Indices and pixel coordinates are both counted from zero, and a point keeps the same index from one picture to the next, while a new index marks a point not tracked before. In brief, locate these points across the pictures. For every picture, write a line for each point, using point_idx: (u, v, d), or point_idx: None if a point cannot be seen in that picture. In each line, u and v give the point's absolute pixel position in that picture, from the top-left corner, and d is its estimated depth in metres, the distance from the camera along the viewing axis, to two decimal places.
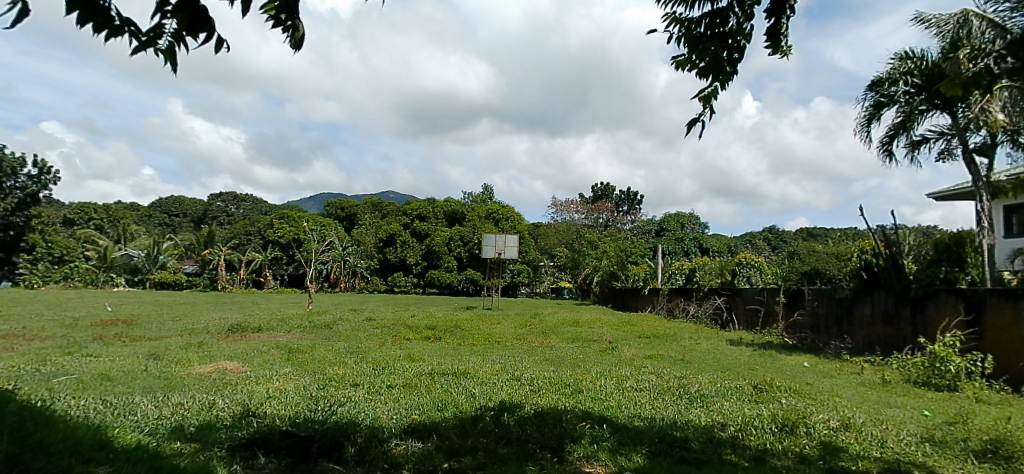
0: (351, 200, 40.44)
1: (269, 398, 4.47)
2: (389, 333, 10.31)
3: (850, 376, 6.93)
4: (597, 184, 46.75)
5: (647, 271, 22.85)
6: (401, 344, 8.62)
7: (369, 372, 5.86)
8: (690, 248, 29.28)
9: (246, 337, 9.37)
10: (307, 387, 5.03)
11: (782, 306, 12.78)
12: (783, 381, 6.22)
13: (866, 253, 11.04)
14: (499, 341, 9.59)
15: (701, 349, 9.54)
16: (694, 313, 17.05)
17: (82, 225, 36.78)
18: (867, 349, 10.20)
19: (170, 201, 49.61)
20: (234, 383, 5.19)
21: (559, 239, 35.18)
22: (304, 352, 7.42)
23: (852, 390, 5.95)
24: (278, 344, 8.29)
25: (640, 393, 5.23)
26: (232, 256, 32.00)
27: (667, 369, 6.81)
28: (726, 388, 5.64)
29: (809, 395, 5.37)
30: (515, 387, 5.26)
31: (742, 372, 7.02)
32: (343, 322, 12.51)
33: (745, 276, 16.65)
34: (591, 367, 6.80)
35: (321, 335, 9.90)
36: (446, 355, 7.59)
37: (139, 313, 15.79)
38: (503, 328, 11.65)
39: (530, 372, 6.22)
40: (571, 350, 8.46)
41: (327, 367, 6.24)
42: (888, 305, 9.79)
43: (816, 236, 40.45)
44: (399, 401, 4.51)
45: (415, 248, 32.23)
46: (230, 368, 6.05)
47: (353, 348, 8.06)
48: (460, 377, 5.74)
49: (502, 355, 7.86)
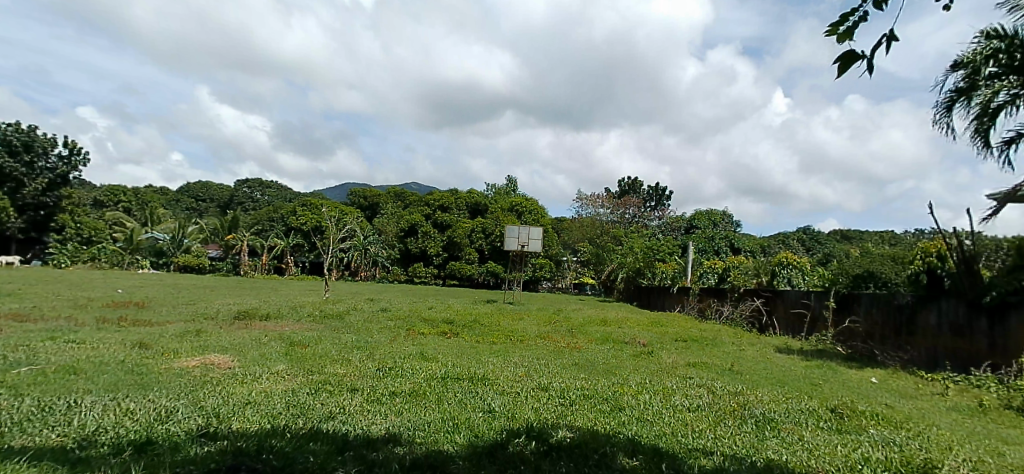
0: (374, 189, 39.90)
1: (248, 406, 3.67)
2: (403, 327, 9.49)
3: (935, 400, 5.97)
4: (625, 179, 45.55)
5: (676, 269, 21.75)
6: (415, 340, 7.84)
7: (375, 375, 5.03)
8: (720, 247, 28.01)
9: (250, 326, 8.61)
10: (297, 390, 4.22)
11: (831, 311, 11.65)
12: (860, 402, 5.29)
13: (928, 255, 9.77)
14: (521, 340, 8.72)
15: (749, 357, 8.55)
16: (729, 315, 15.99)
17: (111, 207, 36.88)
18: (932, 363, 9.14)
19: (197, 187, 49.75)
20: (213, 382, 4.37)
21: (583, 233, 34.11)
22: (305, 346, 6.61)
23: (949, 419, 4.99)
24: (283, 335, 7.53)
25: (695, 413, 4.36)
26: (255, 241, 31.68)
27: (718, 382, 5.90)
28: (798, 411, 4.73)
29: (903, 426, 4.45)
30: (543, 400, 4.41)
31: (804, 389, 6.09)
32: (358, 313, 11.76)
33: (785, 277, 15.51)
34: (629, 376, 5.90)
35: (330, 326, 9.13)
36: (463, 355, 6.77)
37: (154, 296, 15.24)
38: (527, 325, 10.78)
39: (560, 379, 5.36)
40: (603, 354, 7.55)
41: (329, 365, 5.41)
42: (958, 314, 8.75)
43: (852, 239, 38.56)
44: (403, 415, 3.68)
45: (436, 239, 31.45)
46: (219, 362, 5.21)
47: (361, 343, 7.25)
48: (479, 384, 4.91)
49: (525, 356, 6.98)
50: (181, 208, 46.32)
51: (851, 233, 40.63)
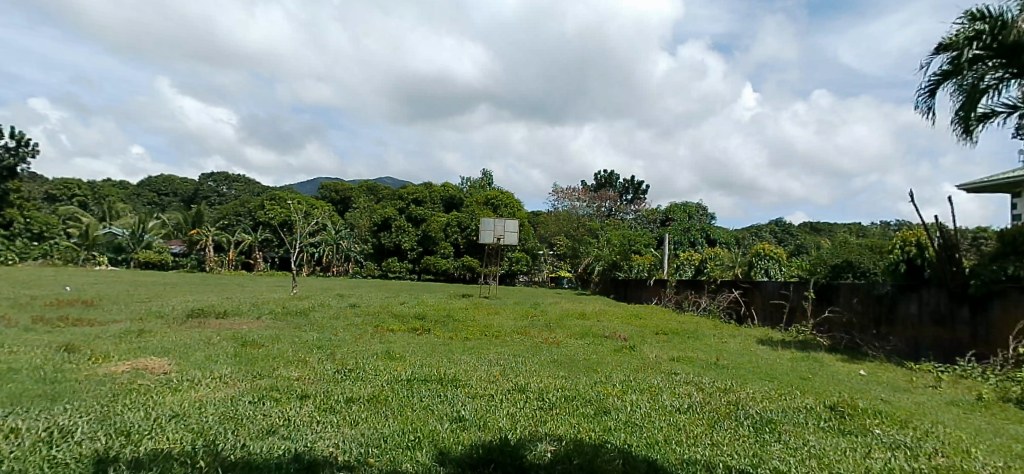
0: (344, 183, 38.94)
1: (173, 419, 3.11)
2: (371, 324, 8.94)
3: (931, 393, 5.68)
4: (600, 172, 45.40)
5: (654, 261, 21.52)
6: (382, 338, 7.30)
7: (332, 378, 4.49)
8: (696, 239, 27.96)
9: (205, 324, 7.98)
10: (238, 397, 3.68)
11: (810, 302, 11.44)
12: (858, 398, 4.94)
13: (907, 244, 9.57)
14: (497, 336, 8.25)
15: (733, 350, 8.23)
16: (706, 307, 15.78)
17: (65, 202, 35.21)
18: (915, 353, 8.94)
19: (158, 180, 47.90)
20: (139, 391, 3.78)
21: (559, 227, 33.80)
22: (260, 347, 6.02)
23: (951, 415, 4.66)
24: (237, 334, 6.92)
25: (687, 414, 3.95)
26: (220, 236, 30.58)
27: (704, 378, 5.53)
28: (796, 410, 4.35)
29: (909, 424, 4.11)
30: (520, 404, 3.95)
31: (796, 384, 5.74)
32: (323, 309, 11.14)
33: (762, 268, 15.31)
34: (613, 373, 5.46)
35: (291, 324, 8.54)
36: (432, 353, 6.27)
37: (105, 294, 14.28)
38: (504, 320, 10.28)
39: (538, 379, 4.91)
40: (584, 349, 7.11)
41: (281, 368, 4.86)
42: (939, 303, 8.55)
43: (823, 231, 39.03)
44: (358, 426, 3.17)
45: (410, 233, 30.73)
46: (152, 367, 4.61)
47: (322, 342, 6.69)
48: (448, 387, 4.41)
49: (500, 354, 6.49)
50: (141, 202, 44.64)
51: (820, 225, 41.16)
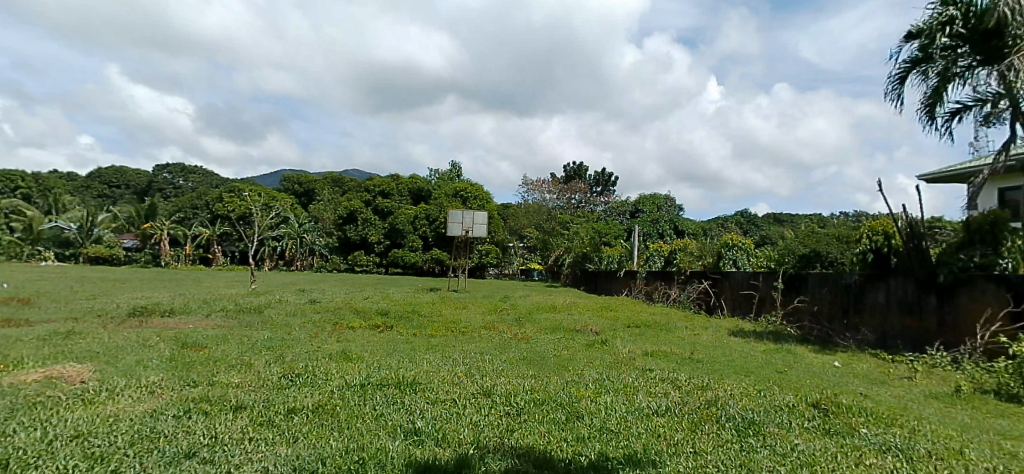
0: (308, 175, 37.86)
1: (74, 442, 2.69)
2: (331, 320, 8.48)
3: (909, 386, 5.52)
4: (570, 163, 45.28)
5: (623, 253, 21.41)
6: (341, 337, 6.86)
7: (277, 385, 4.05)
8: (664, 230, 28.02)
9: (147, 324, 7.41)
10: (162, 410, 3.24)
11: (780, 292, 11.37)
12: (839, 394, 4.71)
13: (875, 234, 9.55)
14: (464, 332, 7.88)
15: (706, 343, 8.03)
16: (676, 298, 15.69)
17: (7, 194, 33.31)
18: (882, 342, 8.87)
19: (109, 171, 45.78)
20: (46, 406, 3.30)
21: (529, 218, 33.51)
22: (202, 349, 5.50)
23: (932, 410, 4.47)
24: (181, 335, 6.39)
25: (665, 417, 3.64)
26: (176, 230, 29.43)
27: (680, 374, 5.27)
28: (777, 408, 4.10)
29: (896, 422, 3.89)
30: (484, 410, 3.59)
31: (772, 378, 5.53)
32: (280, 305, 10.57)
33: (731, 258, 15.24)
34: (584, 371, 5.14)
35: (243, 322, 8.00)
36: (394, 353, 5.86)
37: (46, 291, 13.40)
38: (471, 315, 9.92)
39: (506, 380, 4.55)
40: (554, 345, 6.79)
41: (219, 373, 4.39)
42: (906, 291, 8.47)
43: (787, 222, 39.76)
44: (296, 444, 2.78)
45: (377, 226, 30.03)
46: (69, 376, 4.10)
47: (275, 342, 6.20)
48: (407, 391, 4.03)
49: (466, 352, 6.11)
50: (91, 195, 42.65)
51: (783, 216, 41.87)
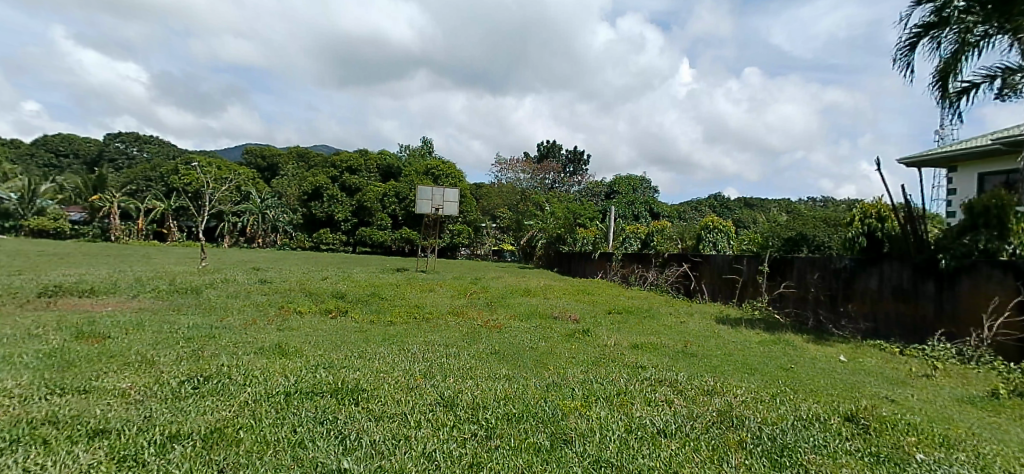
0: (272, 148, 36.20)
1: None
2: (277, 303, 7.52)
3: (934, 387, 4.84)
4: (543, 142, 44.40)
5: (597, 233, 20.66)
6: (283, 325, 5.86)
7: (170, 395, 3.06)
8: (640, 212, 27.38)
9: (57, 306, 6.36)
10: None
11: (765, 277, 10.70)
12: (874, 402, 3.96)
13: (868, 217, 8.85)
14: (427, 318, 6.99)
15: (696, 332, 7.28)
16: (653, 282, 15.03)
17: None
18: (872, 331, 8.22)
19: (55, 139, 43.27)
20: None
21: (502, 198, 32.53)
22: (102, 340, 4.49)
23: (978, 421, 3.77)
24: (88, 322, 5.31)
25: (676, 441, 2.84)
26: (127, 202, 27.77)
27: (679, 374, 4.45)
28: (807, 423, 3.32)
29: (953, 443, 3.15)
30: (443, 433, 2.70)
31: (782, 378, 4.78)
32: (224, 285, 9.51)
33: (711, 241, 14.57)
34: (567, 370, 4.31)
35: (172, 304, 7.00)
36: (344, 346, 4.91)
37: None
38: (437, 299, 9.03)
39: (472, 386, 3.62)
40: (529, 335, 5.96)
41: (103, 376, 3.39)
42: (901, 278, 7.77)
43: (758, 206, 39.71)
44: None
45: (344, 203, 28.69)
46: None
47: (199, 331, 5.19)
48: (345, 402, 3.11)
49: (428, 344, 5.23)
50: (36, 163, 40.16)
51: (755, 200, 41.90)
